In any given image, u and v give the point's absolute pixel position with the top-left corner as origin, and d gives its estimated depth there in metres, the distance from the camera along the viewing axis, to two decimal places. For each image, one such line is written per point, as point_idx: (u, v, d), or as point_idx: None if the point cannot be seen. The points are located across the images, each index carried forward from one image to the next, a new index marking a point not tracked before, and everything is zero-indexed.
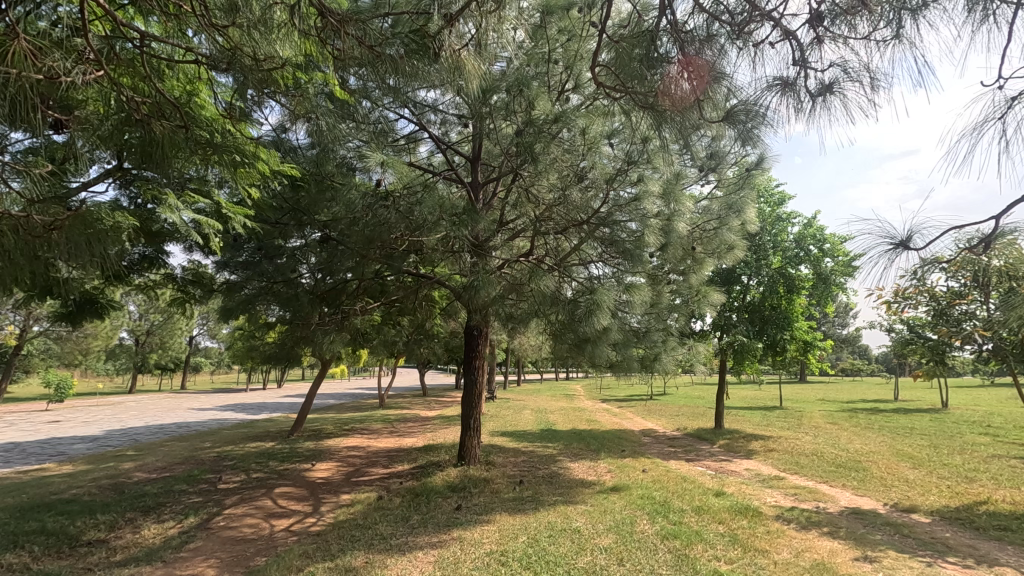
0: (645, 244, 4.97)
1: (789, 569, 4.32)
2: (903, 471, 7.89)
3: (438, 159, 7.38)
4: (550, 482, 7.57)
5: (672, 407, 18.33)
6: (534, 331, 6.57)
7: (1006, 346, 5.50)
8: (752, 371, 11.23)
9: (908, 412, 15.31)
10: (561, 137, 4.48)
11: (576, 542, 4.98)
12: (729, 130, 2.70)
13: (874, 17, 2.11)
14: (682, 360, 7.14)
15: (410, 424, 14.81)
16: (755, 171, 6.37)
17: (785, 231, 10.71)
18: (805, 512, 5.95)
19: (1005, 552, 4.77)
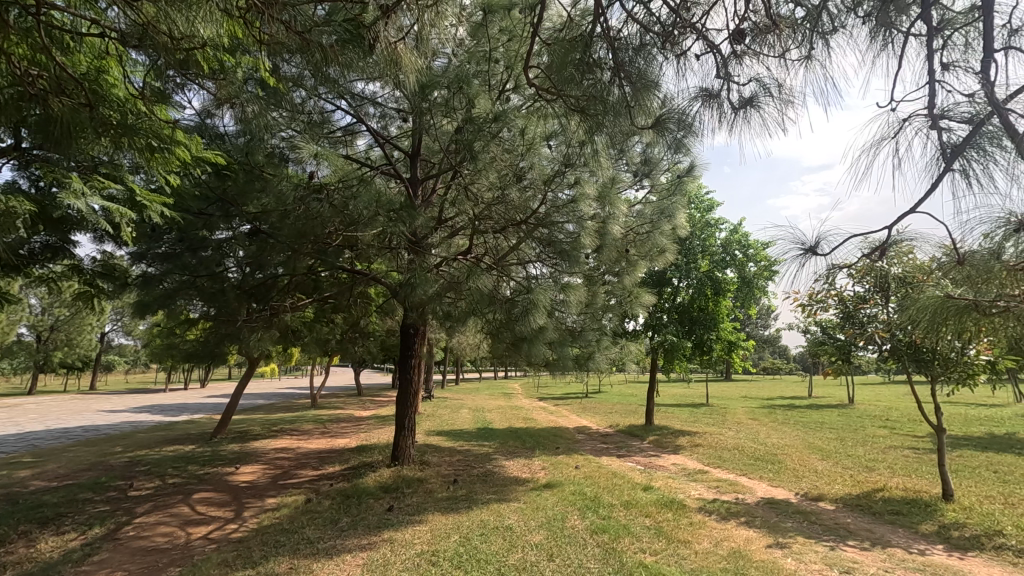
0: (581, 245, 5.21)
1: (709, 558, 4.53)
2: (813, 462, 8.49)
3: (375, 153, 7.23)
4: (484, 480, 7.58)
5: (608, 407, 18.03)
6: (472, 330, 6.59)
7: (901, 346, 6.06)
8: (681, 370, 11.72)
9: (821, 408, 16.41)
10: (500, 137, 4.51)
11: (509, 540, 5.01)
12: (659, 137, 2.81)
13: (788, 37, 2.26)
14: (615, 359, 7.36)
15: (344, 425, 14.41)
16: (686, 177, 6.62)
17: (713, 237, 11.25)
18: (725, 504, 6.28)
19: (896, 534, 5.22)
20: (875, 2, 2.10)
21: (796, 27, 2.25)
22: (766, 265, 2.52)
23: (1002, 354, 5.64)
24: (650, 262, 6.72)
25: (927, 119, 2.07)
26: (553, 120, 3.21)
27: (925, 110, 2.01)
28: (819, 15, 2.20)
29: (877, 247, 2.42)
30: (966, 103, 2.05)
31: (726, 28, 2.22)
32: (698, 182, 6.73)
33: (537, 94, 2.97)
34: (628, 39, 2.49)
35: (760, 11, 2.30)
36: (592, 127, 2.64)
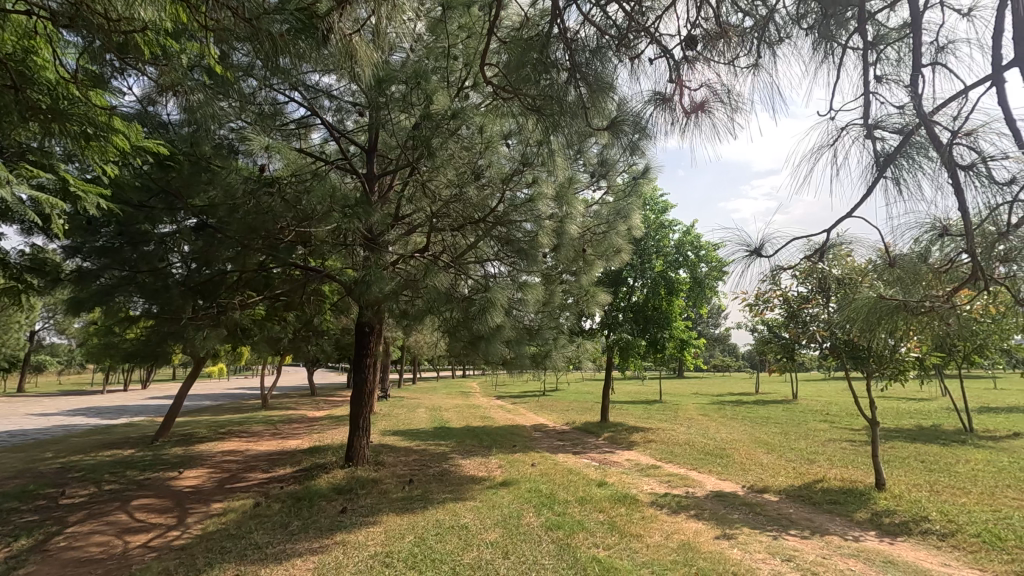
0: (538, 244, 5.23)
1: (660, 551, 4.65)
2: (758, 456, 8.84)
3: (330, 147, 7.06)
4: (440, 479, 7.53)
5: (563, 405, 18.34)
6: (429, 328, 6.53)
7: (840, 344, 6.38)
8: (636, 368, 11.97)
9: (766, 403, 17.11)
10: (459, 134, 4.47)
11: (464, 538, 5.00)
12: (614, 139, 2.85)
13: (736, 46, 2.34)
14: (571, 358, 7.45)
15: (296, 426, 14.03)
16: (641, 180, 6.74)
17: (667, 238, 11.54)
18: (676, 498, 6.46)
19: (834, 523, 5.50)
20: (817, 16, 2.20)
21: (743, 37, 2.34)
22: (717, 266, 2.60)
23: (929, 351, 6.02)
24: (606, 262, 6.82)
25: (862, 129, 2.18)
26: (509, 119, 3.21)
27: (860, 120, 2.12)
28: (765, 26, 2.29)
29: (818, 250, 2.52)
30: (898, 115, 2.17)
31: (678, 34, 2.29)
32: (653, 184, 6.88)
33: (495, 92, 2.96)
34: (584, 40, 2.52)
35: (710, 19, 2.36)
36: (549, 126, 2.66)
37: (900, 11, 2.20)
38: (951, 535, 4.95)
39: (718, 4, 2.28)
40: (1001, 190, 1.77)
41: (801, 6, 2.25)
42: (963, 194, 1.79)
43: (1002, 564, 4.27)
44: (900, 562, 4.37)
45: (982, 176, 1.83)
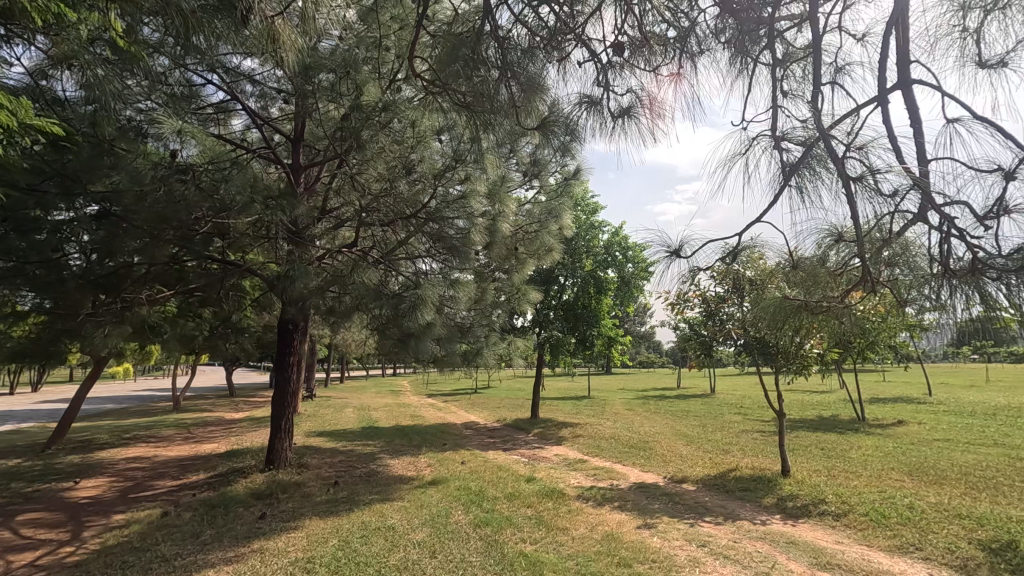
0: (471, 242, 5.18)
1: (585, 543, 4.77)
2: (679, 448, 9.29)
3: (252, 135, 6.69)
4: (367, 480, 7.34)
5: (495, 402, 18.45)
6: (357, 325, 6.33)
7: (752, 341, 6.80)
8: (566, 365, 12.21)
9: (687, 397, 17.98)
10: (390, 127, 4.33)
11: (390, 540, 4.90)
12: (545, 140, 2.88)
13: (660, 55, 2.43)
14: (502, 355, 7.49)
15: (211, 429, 13.23)
16: (572, 181, 6.84)
17: (597, 238, 11.86)
18: (601, 490, 6.67)
19: (744, 508, 5.86)
20: (734, 32, 2.32)
21: (667, 47, 2.43)
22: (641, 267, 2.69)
23: (829, 347, 6.55)
24: (537, 261, 6.90)
25: (771, 140, 2.32)
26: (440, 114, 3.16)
27: (769, 131, 2.25)
28: (687, 38, 2.40)
29: (731, 252, 2.66)
30: (802, 128, 2.32)
31: (606, 40, 2.33)
32: (583, 185, 7.02)
33: (425, 87, 2.92)
34: (516, 39, 2.52)
35: (636, 26, 2.43)
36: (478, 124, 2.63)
37: (805, 32, 2.36)
38: (844, 515, 5.42)
39: (643, 13, 2.36)
40: (887, 202, 1.93)
41: (720, 21, 2.36)
42: (856, 205, 1.95)
43: (886, 539, 4.73)
44: (800, 542, 4.73)
45: (870, 188, 2.00)
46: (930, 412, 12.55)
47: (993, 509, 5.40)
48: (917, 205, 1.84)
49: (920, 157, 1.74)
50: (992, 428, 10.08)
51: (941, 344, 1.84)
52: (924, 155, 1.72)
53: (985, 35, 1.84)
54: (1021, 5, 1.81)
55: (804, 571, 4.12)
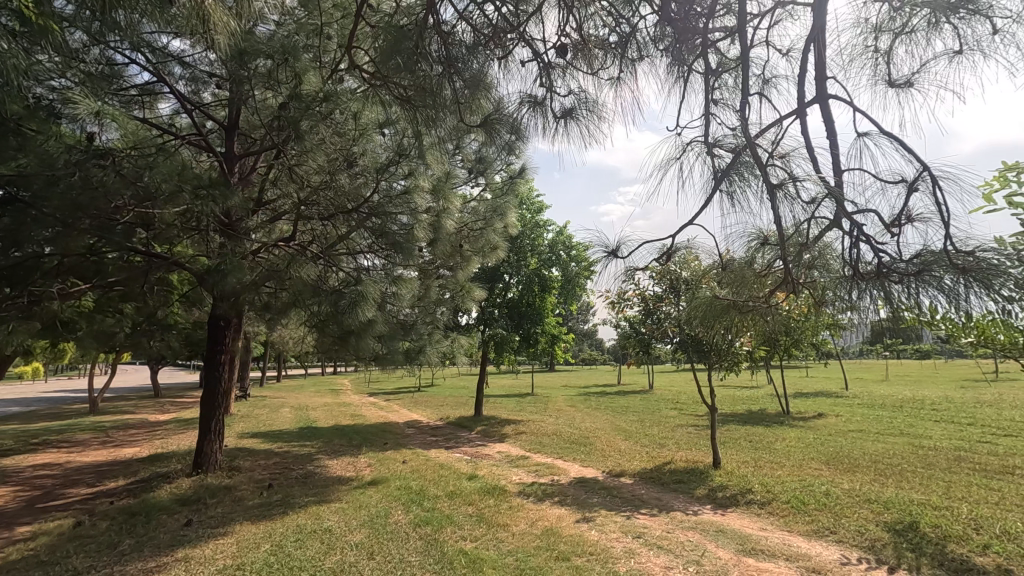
0: (415, 238, 5.09)
1: (524, 538, 4.82)
2: (618, 443, 9.55)
3: (181, 120, 6.30)
4: (303, 482, 7.11)
5: (438, 400, 18.34)
6: (294, 323, 6.12)
7: (687, 339, 7.08)
8: (509, 363, 12.29)
9: (627, 394, 18.49)
10: (332, 118, 4.18)
11: (326, 542, 4.78)
12: (490, 139, 2.87)
13: (601, 59, 2.48)
14: (445, 353, 7.43)
15: (134, 432, 12.42)
16: (517, 180, 6.86)
17: (541, 237, 11.99)
18: (542, 486, 6.76)
19: (678, 500, 6.10)
20: (671, 41, 2.41)
21: (608, 51, 2.49)
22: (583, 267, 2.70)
23: (757, 345, 6.91)
24: (481, 258, 6.89)
25: (704, 147, 2.41)
26: (382, 107, 3.10)
27: (702, 138, 2.34)
28: (628, 44, 2.46)
29: (665, 254, 2.74)
30: (732, 137, 2.44)
31: (549, 40, 2.35)
32: (528, 184, 7.06)
33: (366, 79, 2.85)
34: (460, 37, 2.50)
35: (578, 30, 2.47)
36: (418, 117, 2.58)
37: (735, 45, 2.49)
38: (768, 503, 5.74)
39: (585, 17, 2.40)
40: (806, 208, 2.06)
41: (659, 29, 2.43)
42: (781, 210, 2.06)
43: (805, 524, 5.05)
44: (728, 530, 4.98)
45: (792, 194, 2.12)
46: (847, 405, 13.50)
47: (898, 493, 5.87)
48: (833, 212, 1.97)
49: (834, 166, 1.86)
50: (899, 420, 10.97)
51: (856, 343, 1.95)
52: (838, 165, 1.84)
53: (896, 56, 1.98)
54: (925, 31, 1.96)
55: (731, 558, 4.33)
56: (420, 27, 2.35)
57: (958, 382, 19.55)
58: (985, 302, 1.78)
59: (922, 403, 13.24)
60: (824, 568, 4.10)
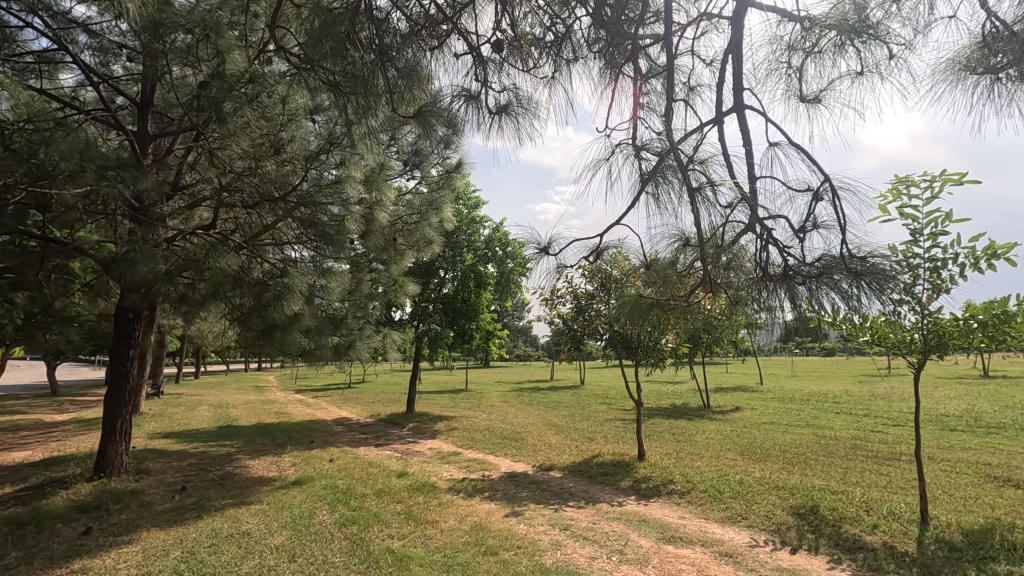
0: (346, 229, 4.93)
1: (453, 534, 4.80)
2: (548, 437, 9.72)
3: (86, 94, 5.76)
4: (221, 484, 6.73)
5: (369, 397, 17.95)
6: (213, 316, 5.76)
7: (616, 336, 7.30)
8: (443, 359, 12.20)
9: (558, 389, 18.82)
10: (259, 101, 3.96)
11: (244, 546, 4.55)
12: (424, 132, 2.82)
13: (537, 58, 2.50)
14: (376, 349, 7.26)
15: (25, 433, 11.28)
16: (454, 174, 6.78)
17: (478, 233, 11.97)
18: (472, 481, 6.76)
19: (604, 491, 6.29)
20: (604, 44, 2.46)
21: (544, 50, 2.51)
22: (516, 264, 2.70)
23: (681, 342, 7.23)
24: (416, 252, 6.77)
25: (632, 149, 2.48)
26: (311, 94, 2.97)
27: (630, 141, 2.42)
28: (562, 44, 2.49)
29: (594, 252, 2.78)
30: (659, 141, 2.52)
31: (485, 35, 2.34)
32: (465, 179, 7.02)
33: (295, 62, 2.72)
34: (395, 25, 2.45)
35: (514, 28, 2.49)
36: (350, 103, 2.50)
37: (663, 53, 2.59)
38: (687, 492, 6.04)
39: (521, 15, 2.42)
40: (724, 213, 2.17)
41: (593, 32, 2.48)
42: (702, 213, 2.16)
43: (720, 512, 5.35)
44: (650, 519, 5.19)
45: (710, 198, 2.23)
46: (760, 399, 14.41)
47: (802, 480, 6.35)
48: (748, 216, 2.08)
49: (749, 174, 1.97)
50: (805, 412, 11.84)
51: (770, 342, 2.05)
52: (752, 173, 1.95)
53: (807, 73, 2.12)
54: (832, 52, 2.11)
55: (652, 546, 4.51)
56: (352, 11, 2.27)
57: (856, 377, 21.39)
58: (876, 304, 1.95)
59: (824, 397, 14.38)
60: (736, 551, 4.36)
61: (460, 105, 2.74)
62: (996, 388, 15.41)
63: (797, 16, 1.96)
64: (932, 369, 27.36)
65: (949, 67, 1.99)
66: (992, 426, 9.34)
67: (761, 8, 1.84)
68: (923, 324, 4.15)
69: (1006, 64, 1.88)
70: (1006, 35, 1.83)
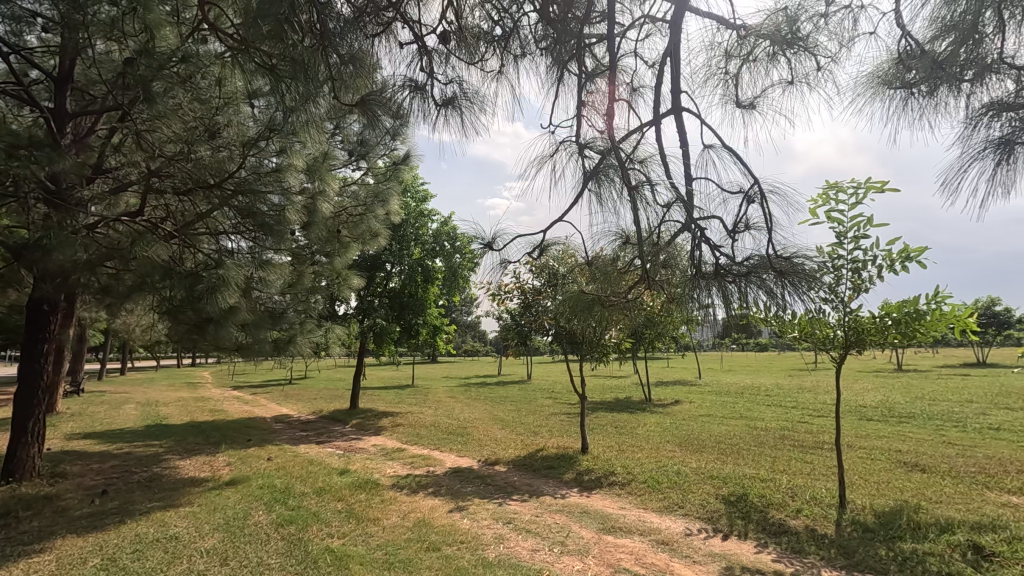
0: (287, 220, 4.75)
1: (395, 531, 4.74)
2: (494, 432, 9.75)
3: None
4: (147, 486, 6.35)
5: (311, 393, 17.44)
6: (140, 308, 5.41)
7: (562, 332, 7.40)
8: (389, 354, 11.99)
9: (506, 384, 18.92)
10: (193, 82, 3.74)
11: (171, 551, 4.32)
12: (369, 122, 2.75)
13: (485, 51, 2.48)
14: (318, 343, 7.04)
15: None
16: (401, 166, 6.65)
17: (425, 227, 11.81)
18: (416, 477, 6.70)
19: (548, 485, 6.37)
20: (552, 41, 2.47)
21: (489, 44, 2.50)
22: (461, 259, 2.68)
23: (623, 338, 7.41)
24: (361, 245, 6.61)
25: (576, 147, 2.51)
26: (248, 77, 2.82)
27: (574, 139, 2.44)
28: (510, 39, 2.49)
29: (538, 248, 2.79)
30: (602, 139, 2.55)
31: (431, 25, 2.31)
32: (413, 171, 6.88)
33: (231, 44, 2.58)
34: (337, 10, 2.37)
35: (462, 20, 2.46)
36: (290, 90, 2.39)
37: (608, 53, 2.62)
38: (628, 483, 6.21)
39: (469, 7, 2.40)
40: (662, 213, 2.23)
41: (541, 28, 2.49)
42: (642, 212, 2.21)
43: (658, 501, 5.53)
44: (592, 510, 5.30)
45: (648, 198, 2.28)
46: (698, 392, 15.01)
47: (734, 469, 6.66)
48: (684, 216, 2.14)
49: (685, 176, 2.04)
50: (739, 404, 12.43)
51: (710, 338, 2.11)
52: (688, 174, 2.02)
53: (742, 79, 2.21)
54: (766, 61, 2.20)
55: (592, 536, 4.61)
56: None
57: (786, 371, 22.62)
58: (801, 302, 2.05)
59: (757, 390, 15.14)
60: (671, 539, 4.52)
61: (405, 95, 2.69)
62: (907, 381, 16.73)
63: (734, 25, 2.04)
64: (854, 363, 29.34)
65: (869, 80, 2.12)
66: (903, 416, 10.12)
67: (700, 14, 1.90)
68: (845, 321, 4.44)
69: (919, 80, 2.02)
70: (919, 54, 1.96)
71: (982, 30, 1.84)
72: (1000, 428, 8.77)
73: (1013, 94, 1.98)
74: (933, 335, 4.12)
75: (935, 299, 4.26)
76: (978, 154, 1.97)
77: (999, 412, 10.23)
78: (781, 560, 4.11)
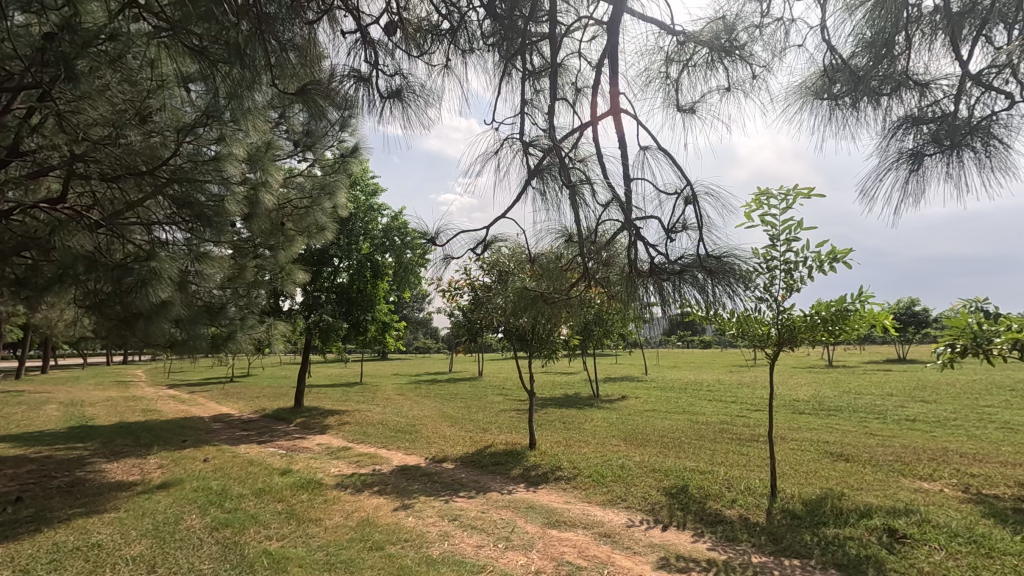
0: (226, 211, 4.55)
1: (337, 531, 4.63)
2: (443, 429, 9.69)
3: None
4: (68, 492, 5.95)
5: (253, 391, 16.81)
6: (62, 301, 5.04)
7: (511, 328, 7.42)
8: (336, 350, 11.71)
9: (457, 381, 18.83)
10: (123, 61, 3.51)
11: (92, 560, 4.06)
12: (311, 111, 2.65)
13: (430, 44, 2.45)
14: (260, 340, 6.79)
15: None
16: (350, 158, 6.44)
17: (375, 221, 11.61)
18: (361, 476, 6.58)
19: (495, 481, 6.39)
20: (499, 37, 2.47)
21: (436, 37, 2.47)
22: (406, 256, 2.64)
23: (571, 334, 7.52)
24: (306, 239, 6.41)
25: (522, 145, 2.51)
26: (181, 60, 2.66)
27: (520, 137, 2.44)
28: (457, 32, 2.46)
29: (483, 245, 2.78)
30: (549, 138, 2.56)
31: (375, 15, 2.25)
32: (361, 163, 6.73)
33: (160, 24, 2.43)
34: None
35: (408, 11, 2.41)
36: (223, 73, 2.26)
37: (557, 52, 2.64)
38: (574, 478, 6.30)
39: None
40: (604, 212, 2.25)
41: (488, 25, 2.48)
42: (585, 211, 2.23)
43: (602, 495, 5.65)
44: (537, 505, 5.36)
45: (590, 198, 2.32)
46: (644, 388, 15.44)
47: (676, 462, 6.88)
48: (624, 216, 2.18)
49: (623, 176, 2.08)
50: (682, 400, 12.87)
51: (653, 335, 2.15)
52: (627, 175, 2.05)
53: (682, 84, 2.28)
54: (704, 67, 2.27)
55: (537, 531, 4.66)
56: None
57: (727, 368, 23.54)
58: (734, 300, 2.12)
59: (700, 385, 15.72)
60: (614, 531, 4.63)
61: (349, 86, 2.62)
62: (835, 375, 17.78)
63: (673, 31, 2.09)
64: (790, 359, 30.89)
65: (799, 91, 2.21)
66: (831, 409, 10.74)
67: (640, 19, 1.94)
68: (779, 319, 4.63)
69: (843, 93, 2.13)
70: (845, 67, 2.07)
71: (898, 48, 1.96)
72: (915, 419, 9.45)
73: (923, 108, 2.12)
74: (857, 333, 4.40)
75: (860, 299, 4.53)
76: (892, 163, 2.10)
77: (915, 404, 11.02)
78: (715, 548, 4.27)
